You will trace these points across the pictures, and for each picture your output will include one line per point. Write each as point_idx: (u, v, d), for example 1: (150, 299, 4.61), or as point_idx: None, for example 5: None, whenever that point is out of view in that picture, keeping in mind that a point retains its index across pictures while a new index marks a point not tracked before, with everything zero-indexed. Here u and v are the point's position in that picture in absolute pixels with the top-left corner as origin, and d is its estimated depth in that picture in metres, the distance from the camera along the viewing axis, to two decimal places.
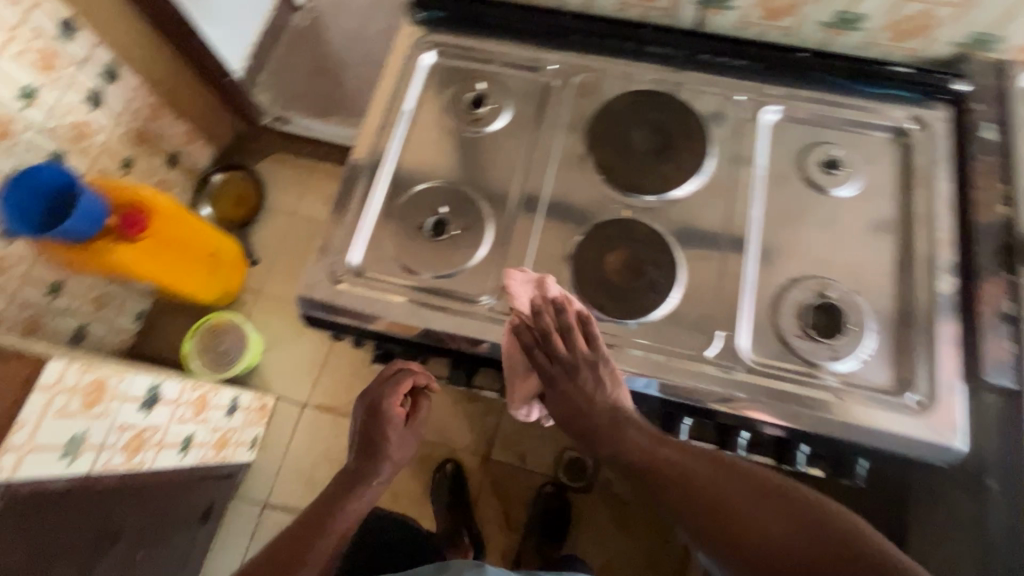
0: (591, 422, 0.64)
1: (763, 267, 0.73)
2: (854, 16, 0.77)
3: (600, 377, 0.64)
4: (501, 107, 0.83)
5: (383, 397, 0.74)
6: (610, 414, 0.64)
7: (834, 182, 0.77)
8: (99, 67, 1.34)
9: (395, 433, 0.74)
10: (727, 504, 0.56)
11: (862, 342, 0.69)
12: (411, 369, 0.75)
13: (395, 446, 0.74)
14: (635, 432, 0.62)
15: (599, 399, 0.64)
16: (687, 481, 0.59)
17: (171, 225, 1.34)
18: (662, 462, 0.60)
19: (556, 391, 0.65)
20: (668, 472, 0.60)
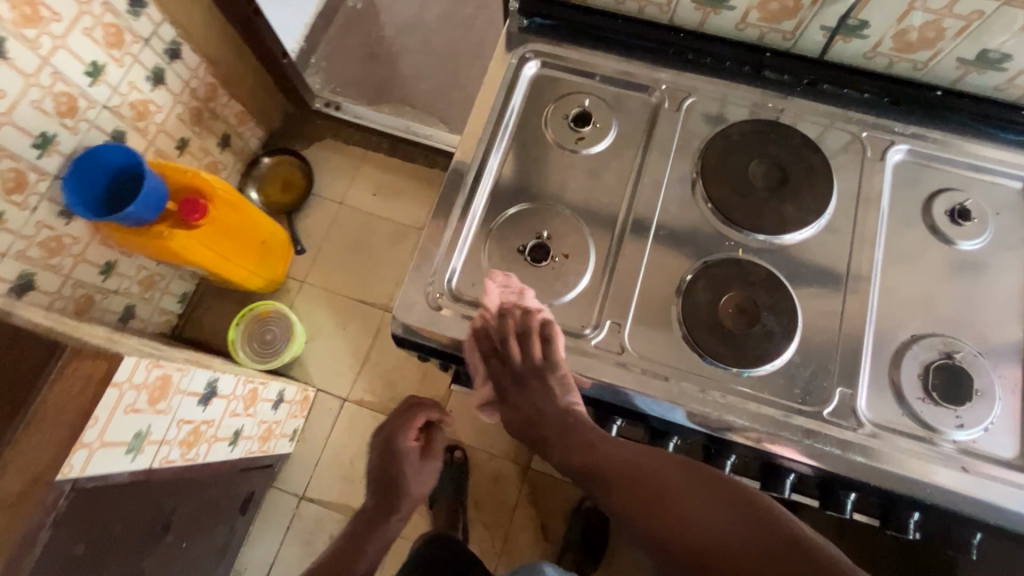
0: (538, 428, 0.62)
1: (883, 320, 0.70)
2: (999, 57, 0.71)
3: (549, 382, 0.64)
4: (606, 127, 0.79)
5: (398, 434, 0.79)
6: (557, 416, 0.62)
7: (963, 233, 0.73)
8: (163, 45, 1.30)
9: (420, 466, 0.79)
10: (668, 497, 0.53)
11: (989, 410, 0.65)
12: (420, 405, 0.81)
13: (417, 477, 0.79)
14: (580, 430, 0.61)
15: (548, 405, 0.63)
16: (627, 474, 0.56)
17: (228, 211, 1.32)
18: (603, 456, 0.58)
19: (509, 399, 0.65)
20: (610, 468, 0.57)
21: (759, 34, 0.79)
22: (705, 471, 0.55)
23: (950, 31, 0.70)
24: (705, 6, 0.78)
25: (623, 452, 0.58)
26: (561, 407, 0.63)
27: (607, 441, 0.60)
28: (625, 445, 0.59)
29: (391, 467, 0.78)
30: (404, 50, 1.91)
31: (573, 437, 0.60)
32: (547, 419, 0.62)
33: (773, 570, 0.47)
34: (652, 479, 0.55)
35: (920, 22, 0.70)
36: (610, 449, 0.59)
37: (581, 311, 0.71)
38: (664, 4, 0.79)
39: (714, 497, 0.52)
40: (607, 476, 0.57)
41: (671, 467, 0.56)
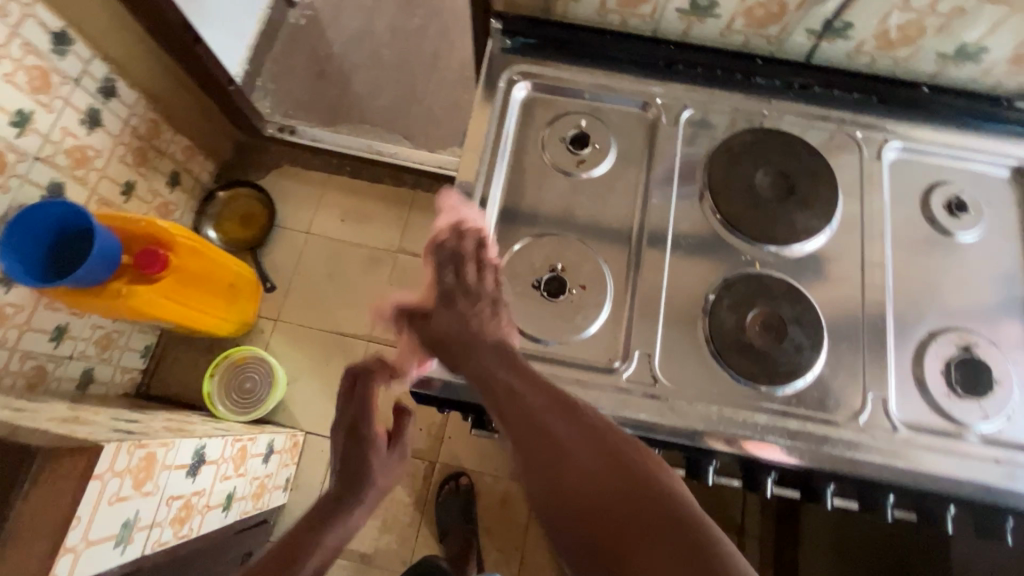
0: (464, 351, 0.58)
1: (901, 319, 0.70)
2: (977, 50, 0.72)
3: (493, 313, 0.63)
4: (605, 147, 0.77)
5: (358, 416, 0.69)
6: (484, 344, 0.58)
7: (961, 225, 0.74)
8: (96, 82, 1.19)
9: (383, 454, 0.70)
10: (566, 458, 0.47)
11: (1010, 399, 0.66)
12: (371, 372, 0.70)
13: (382, 468, 0.70)
14: (496, 372, 0.55)
15: (483, 331, 0.60)
16: (528, 424, 0.49)
17: (192, 258, 1.21)
18: (511, 397, 0.52)
19: (444, 317, 0.62)
20: (513, 407, 0.51)
21: (745, 40, 0.79)
22: (615, 439, 0.48)
23: (931, 28, 0.71)
24: (691, 15, 0.76)
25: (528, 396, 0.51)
26: (494, 338, 0.60)
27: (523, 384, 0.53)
28: (537, 390, 0.52)
29: (356, 454, 0.69)
30: (356, 66, 1.83)
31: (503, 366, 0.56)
32: (477, 345, 0.58)
33: (643, 542, 0.41)
34: (555, 435, 0.48)
35: (901, 21, 0.71)
36: (522, 393, 0.52)
37: (607, 343, 0.68)
38: (648, 14, 0.77)
39: (613, 474, 0.45)
40: (508, 423, 0.51)
41: (580, 427, 0.49)
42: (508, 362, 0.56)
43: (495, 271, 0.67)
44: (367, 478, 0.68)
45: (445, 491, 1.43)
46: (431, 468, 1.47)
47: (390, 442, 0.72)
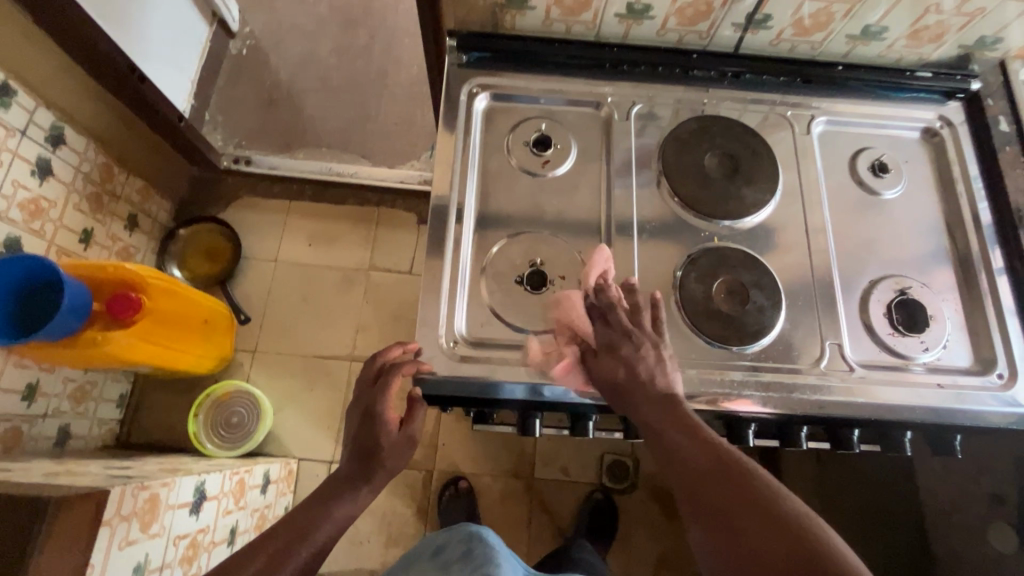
0: (629, 397, 0.64)
1: (845, 273, 0.79)
2: (879, 29, 0.82)
3: (656, 356, 0.66)
4: (566, 147, 0.82)
5: (374, 402, 0.69)
6: (652, 390, 0.63)
7: (886, 184, 0.84)
8: (44, 131, 1.17)
9: (396, 436, 0.69)
10: (732, 522, 0.51)
11: (943, 330, 0.76)
12: (398, 365, 0.69)
13: (393, 452, 0.69)
14: (663, 421, 0.61)
15: (649, 375, 0.65)
16: (696, 486, 0.55)
17: (164, 298, 1.20)
18: (680, 455, 0.58)
19: (608, 362, 0.66)
20: (679, 466, 0.57)
21: (679, 37, 0.86)
22: (774, 497, 0.52)
23: (838, 13, 0.80)
24: (629, 19, 0.83)
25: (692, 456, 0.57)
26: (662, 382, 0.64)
27: (685, 437, 0.59)
28: (701, 449, 0.57)
29: (370, 435, 0.69)
30: (305, 91, 1.84)
31: (663, 411, 0.62)
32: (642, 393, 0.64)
33: None
34: (714, 489, 0.54)
35: (812, 10, 0.80)
36: (683, 448, 0.58)
37: None
38: (589, 21, 0.84)
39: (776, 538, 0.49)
40: (678, 480, 0.57)
41: (740, 483, 0.53)
42: (671, 411, 0.62)
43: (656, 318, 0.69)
44: (378, 462, 0.68)
45: (446, 496, 1.46)
46: (430, 476, 1.49)
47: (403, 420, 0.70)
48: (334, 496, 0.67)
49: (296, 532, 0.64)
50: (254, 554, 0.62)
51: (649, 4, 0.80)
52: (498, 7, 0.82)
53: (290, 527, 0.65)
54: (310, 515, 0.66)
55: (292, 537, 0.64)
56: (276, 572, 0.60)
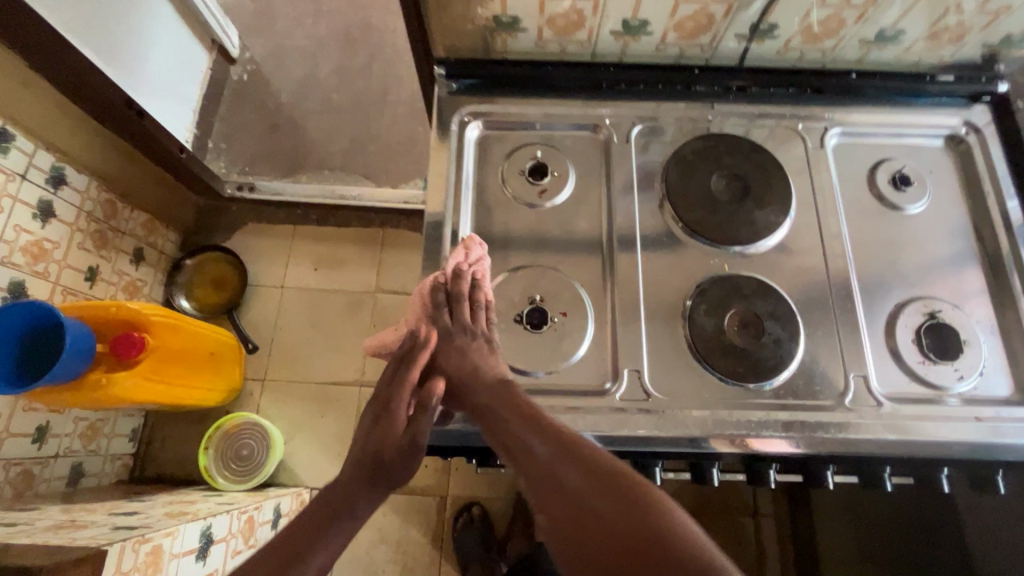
0: (466, 390, 0.64)
1: (868, 297, 0.74)
2: (894, 33, 0.77)
3: (488, 349, 0.67)
4: (564, 174, 0.79)
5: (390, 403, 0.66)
6: (481, 378, 0.64)
7: (909, 198, 0.78)
8: (46, 174, 1.17)
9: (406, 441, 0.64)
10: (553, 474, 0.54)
11: (978, 356, 0.70)
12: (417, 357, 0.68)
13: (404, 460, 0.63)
14: (498, 402, 0.62)
15: (483, 369, 0.65)
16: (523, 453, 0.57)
17: (168, 335, 1.19)
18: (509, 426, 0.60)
19: (444, 356, 0.67)
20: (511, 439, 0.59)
21: (680, 51, 0.82)
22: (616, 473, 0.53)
23: (849, 19, 0.75)
24: (625, 35, 0.79)
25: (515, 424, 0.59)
26: (490, 373, 0.65)
27: (536, 437, 0.58)
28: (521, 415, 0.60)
29: (375, 445, 0.64)
30: (306, 114, 1.83)
31: (499, 398, 0.62)
32: (477, 389, 0.64)
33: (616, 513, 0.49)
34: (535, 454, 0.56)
35: (821, 16, 0.75)
36: (535, 450, 0.57)
37: (596, 366, 0.70)
38: (585, 40, 0.81)
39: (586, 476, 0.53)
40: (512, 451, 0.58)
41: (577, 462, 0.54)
42: (515, 403, 0.62)
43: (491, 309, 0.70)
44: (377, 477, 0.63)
45: (459, 523, 1.42)
46: (443, 502, 1.46)
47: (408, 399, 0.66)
48: (327, 523, 0.59)
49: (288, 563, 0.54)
50: None
51: (646, 19, 0.76)
52: (488, 31, 0.79)
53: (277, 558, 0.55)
54: (302, 543, 0.57)
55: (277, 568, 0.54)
56: None
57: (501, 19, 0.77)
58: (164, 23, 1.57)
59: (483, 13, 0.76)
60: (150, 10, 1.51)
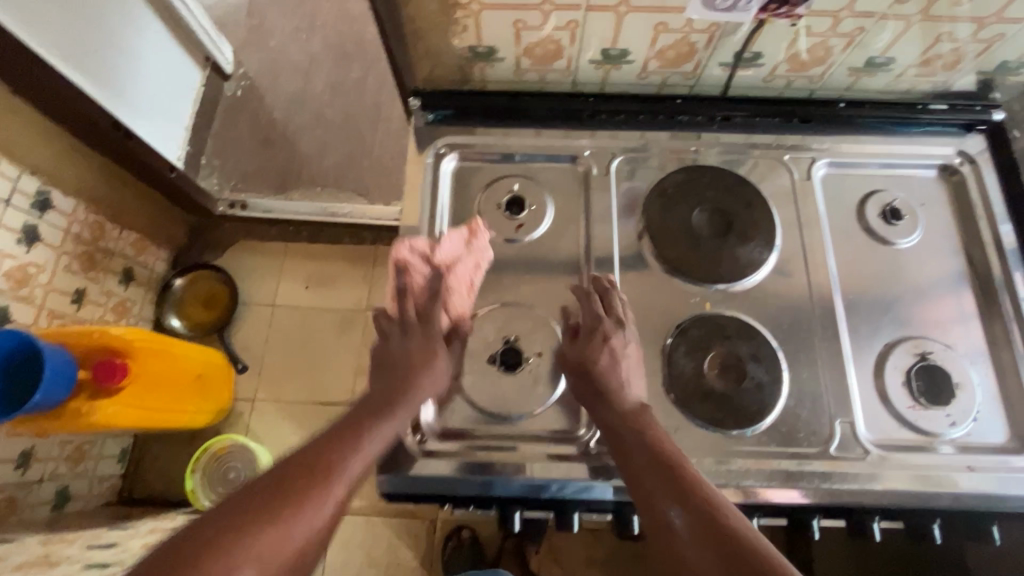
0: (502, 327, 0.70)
1: (856, 337, 0.71)
2: (884, 60, 0.75)
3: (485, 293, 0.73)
4: (542, 207, 0.77)
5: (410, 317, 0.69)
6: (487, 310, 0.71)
7: (899, 232, 0.75)
8: (30, 197, 1.16)
9: (431, 376, 0.65)
10: (667, 501, 0.55)
11: (972, 400, 0.67)
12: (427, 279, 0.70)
13: (428, 387, 0.65)
14: (603, 411, 0.63)
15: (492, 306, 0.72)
16: (637, 472, 0.58)
17: (153, 359, 1.18)
18: (623, 444, 0.61)
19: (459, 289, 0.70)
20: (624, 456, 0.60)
21: (662, 79, 0.80)
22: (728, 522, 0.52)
23: (836, 47, 0.73)
24: (605, 64, 0.77)
25: (629, 445, 0.60)
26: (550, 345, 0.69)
27: (671, 499, 0.55)
28: (636, 436, 0.61)
29: (393, 380, 0.64)
30: (299, 130, 1.82)
31: (636, 433, 0.61)
32: (613, 416, 0.62)
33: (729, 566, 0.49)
34: (650, 478, 0.57)
35: (808, 44, 0.72)
36: (676, 522, 0.53)
37: (570, 411, 0.68)
38: (564, 68, 0.79)
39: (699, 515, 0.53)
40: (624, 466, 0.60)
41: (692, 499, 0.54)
42: (631, 420, 0.62)
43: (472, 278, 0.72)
44: (396, 406, 0.62)
45: (449, 546, 1.40)
46: (434, 525, 1.44)
47: (445, 351, 0.68)
48: (354, 439, 0.58)
49: (314, 476, 0.53)
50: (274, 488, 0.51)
51: (626, 49, 0.74)
52: (465, 60, 0.78)
53: (303, 470, 0.54)
54: (327, 458, 0.55)
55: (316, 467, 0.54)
56: (310, 496, 0.51)
57: (476, 49, 0.75)
58: (156, 41, 1.57)
59: (458, 43, 0.75)
60: (142, 29, 1.51)
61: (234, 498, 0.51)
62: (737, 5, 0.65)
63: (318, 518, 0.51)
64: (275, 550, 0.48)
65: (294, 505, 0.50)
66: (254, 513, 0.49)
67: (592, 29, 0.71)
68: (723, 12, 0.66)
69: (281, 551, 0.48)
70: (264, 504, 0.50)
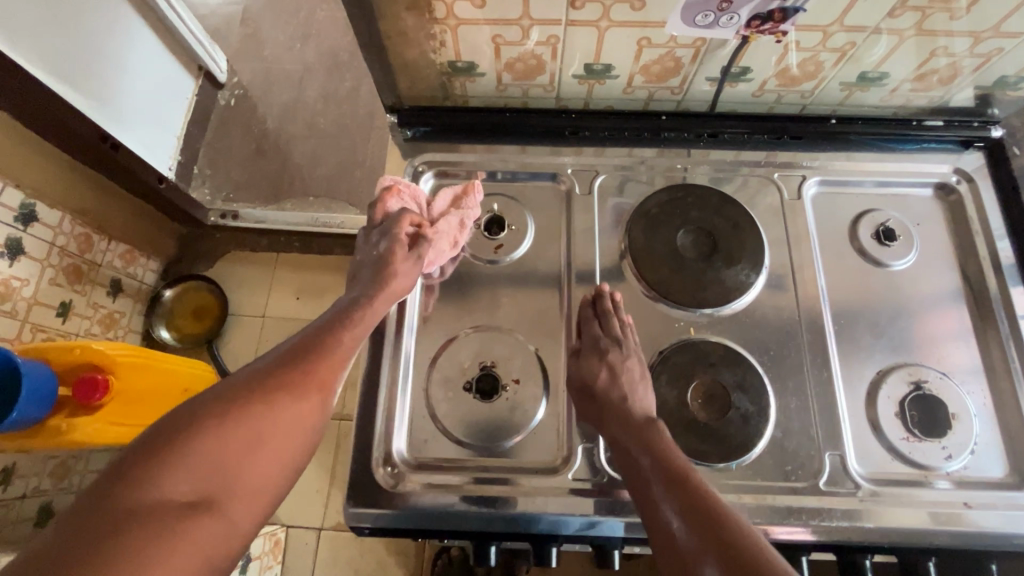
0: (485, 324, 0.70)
1: (847, 364, 0.68)
2: (877, 75, 0.72)
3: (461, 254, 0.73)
4: (521, 227, 0.74)
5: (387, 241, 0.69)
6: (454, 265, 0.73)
7: (893, 253, 0.72)
8: (15, 210, 1.15)
9: (391, 279, 0.66)
10: (664, 503, 0.54)
11: (968, 432, 0.64)
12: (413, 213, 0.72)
13: (387, 287, 0.66)
14: (606, 414, 0.62)
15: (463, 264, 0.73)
16: (638, 475, 0.57)
17: (137, 375, 1.16)
18: (625, 447, 0.60)
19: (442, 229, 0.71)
20: (627, 460, 0.59)
21: (648, 94, 0.77)
22: (728, 523, 0.51)
23: (828, 62, 0.70)
24: (589, 79, 0.75)
25: (631, 448, 0.59)
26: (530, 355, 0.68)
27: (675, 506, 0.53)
28: (637, 438, 0.59)
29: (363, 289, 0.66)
30: (292, 139, 1.81)
31: (643, 451, 0.58)
32: (621, 432, 0.61)
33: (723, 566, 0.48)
34: (649, 479, 0.56)
35: (799, 58, 0.70)
36: (675, 530, 0.52)
37: (549, 441, 0.65)
38: (547, 84, 0.76)
39: (696, 517, 0.51)
40: (626, 469, 0.59)
41: (690, 501, 0.53)
42: (634, 423, 0.61)
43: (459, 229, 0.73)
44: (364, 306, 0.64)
45: (439, 565, 1.30)
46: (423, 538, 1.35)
47: (408, 256, 0.68)
48: (341, 338, 0.61)
49: (307, 372, 0.57)
50: (252, 387, 0.54)
51: (610, 64, 0.72)
52: (445, 75, 0.75)
53: (297, 365, 0.57)
54: (319, 356, 0.58)
55: (294, 366, 0.57)
56: (287, 395, 0.54)
57: (456, 64, 0.73)
58: (147, 50, 1.56)
59: (437, 58, 0.72)
60: (132, 40, 1.50)
61: (235, 381, 0.55)
62: (719, 20, 0.63)
63: (311, 406, 0.55)
64: (264, 431, 0.52)
65: (270, 404, 0.53)
66: (254, 395, 0.53)
67: (574, 44, 0.69)
68: (705, 29, 0.64)
69: (279, 431, 0.53)
70: (236, 398, 0.53)
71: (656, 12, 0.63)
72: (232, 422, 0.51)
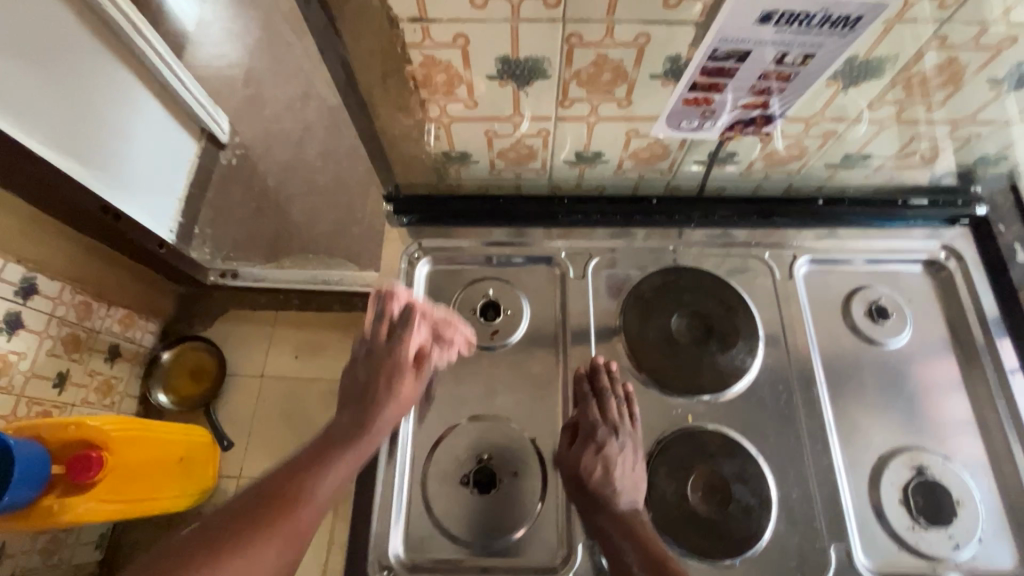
0: (485, 413, 0.69)
1: (848, 448, 0.67)
2: (862, 156, 0.74)
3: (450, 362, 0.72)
4: (517, 314, 0.75)
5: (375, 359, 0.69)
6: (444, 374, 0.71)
7: (889, 332, 0.73)
8: (16, 285, 1.16)
9: (398, 406, 0.67)
10: None
11: (974, 520, 0.63)
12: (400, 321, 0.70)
13: (393, 415, 0.66)
14: (593, 506, 0.62)
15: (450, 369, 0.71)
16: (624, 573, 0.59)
17: (130, 448, 1.14)
18: (611, 543, 0.60)
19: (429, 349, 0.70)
20: (614, 555, 0.60)
21: (638, 176, 0.79)
22: None
23: (812, 146, 0.72)
24: (580, 164, 0.76)
25: (616, 545, 0.60)
26: (507, 475, 0.66)
27: None
28: (623, 532, 0.60)
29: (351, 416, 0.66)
30: (292, 197, 1.84)
31: (628, 540, 0.60)
32: (607, 521, 0.61)
33: None
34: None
35: (784, 143, 0.71)
36: None
37: (549, 539, 0.64)
38: (538, 168, 0.78)
39: None
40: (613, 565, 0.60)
41: None
42: (618, 516, 0.61)
43: (447, 343, 0.71)
44: (362, 435, 0.65)
45: None
46: None
47: (412, 380, 0.68)
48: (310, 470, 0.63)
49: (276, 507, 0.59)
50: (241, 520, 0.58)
51: (599, 151, 0.73)
52: (439, 163, 0.77)
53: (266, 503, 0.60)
54: (297, 484, 0.62)
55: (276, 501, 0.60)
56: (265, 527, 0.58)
57: (450, 154, 0.75)
58: (151, 117, 1.61)
59: (432, 149, 0.74)
60: (136, 108, 1.55)
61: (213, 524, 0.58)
62: (704, 125, 0.67)
63: (279, 547, 0.58)
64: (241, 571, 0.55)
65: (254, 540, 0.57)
66: (237, 527, 0.57)
67: (564, 135, 0.71)
68: (691, 132, 0.68)
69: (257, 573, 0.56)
70: (233, 519, 0.58)
71: (642, 108, 0.65)
72: (211, 562, 0.54)
